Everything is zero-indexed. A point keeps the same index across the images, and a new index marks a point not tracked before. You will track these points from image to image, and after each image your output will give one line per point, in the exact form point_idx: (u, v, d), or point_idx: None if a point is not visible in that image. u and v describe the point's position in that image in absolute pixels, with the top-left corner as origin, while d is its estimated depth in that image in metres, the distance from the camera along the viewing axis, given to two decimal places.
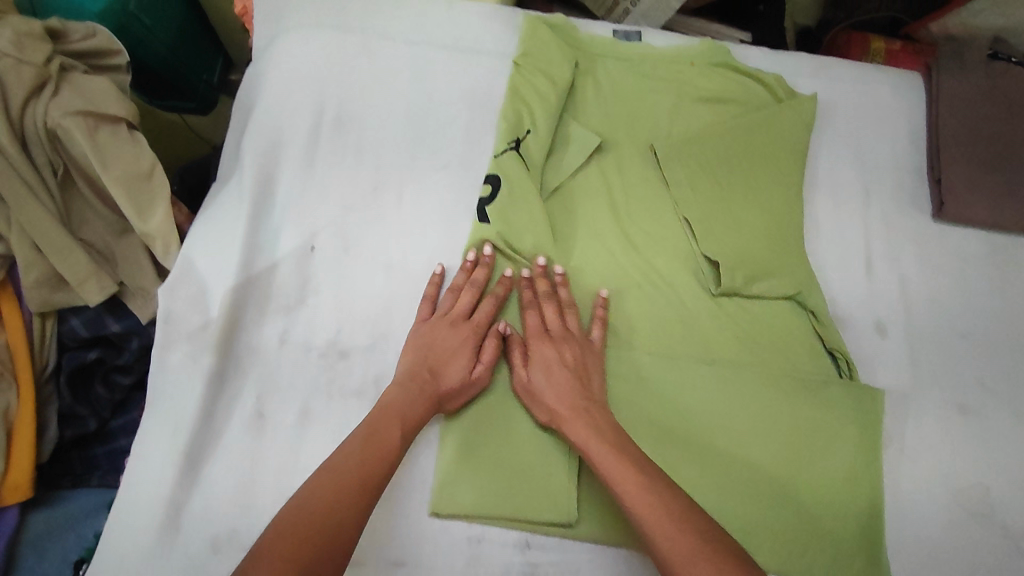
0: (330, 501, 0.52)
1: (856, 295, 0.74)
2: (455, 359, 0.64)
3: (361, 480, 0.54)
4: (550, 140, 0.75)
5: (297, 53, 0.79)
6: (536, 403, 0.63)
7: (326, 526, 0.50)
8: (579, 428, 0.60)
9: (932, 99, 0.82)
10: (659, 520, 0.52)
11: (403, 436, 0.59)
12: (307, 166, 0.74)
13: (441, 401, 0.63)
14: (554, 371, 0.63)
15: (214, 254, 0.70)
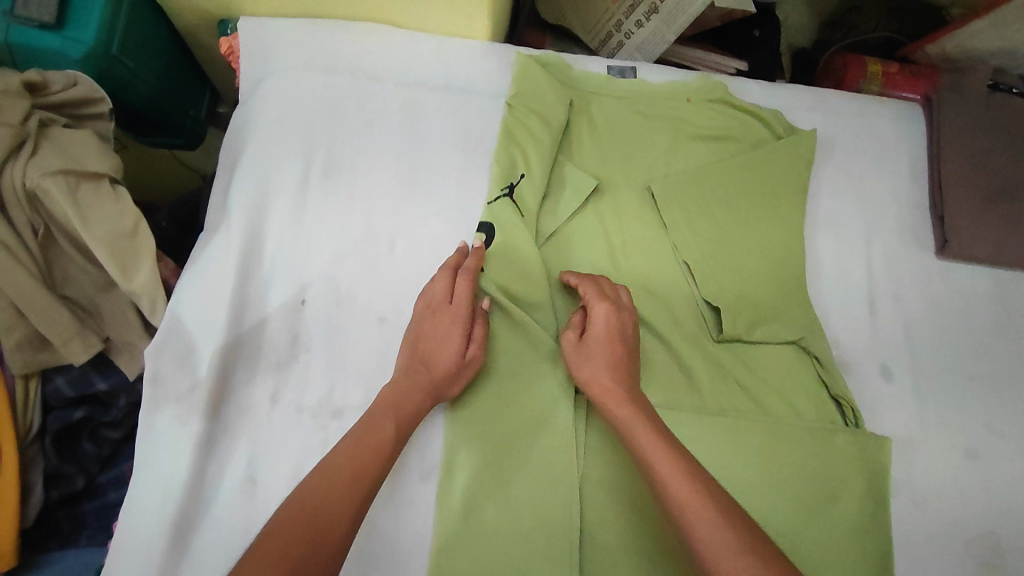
0: (324, 500, 0.51)
1: (859, 337, 0.73)
2: (446, 345, 0.63)
3: (353, 473, 0.54)
4: (545, 185, 0.73)
5: (284, 97, 0.77)
6: (583, 365, 0.63)
7: (319, 525, 0.50)
8: (625, 405, 0.59)
9: (933, 132, 0.80)
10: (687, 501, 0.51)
11: (396, 427, 0.58)
12: (297, 215, 0.73)
13: (440, 391, 0.63)
14: (609, 337, 0.63)
15: (203, 312, 0.68)
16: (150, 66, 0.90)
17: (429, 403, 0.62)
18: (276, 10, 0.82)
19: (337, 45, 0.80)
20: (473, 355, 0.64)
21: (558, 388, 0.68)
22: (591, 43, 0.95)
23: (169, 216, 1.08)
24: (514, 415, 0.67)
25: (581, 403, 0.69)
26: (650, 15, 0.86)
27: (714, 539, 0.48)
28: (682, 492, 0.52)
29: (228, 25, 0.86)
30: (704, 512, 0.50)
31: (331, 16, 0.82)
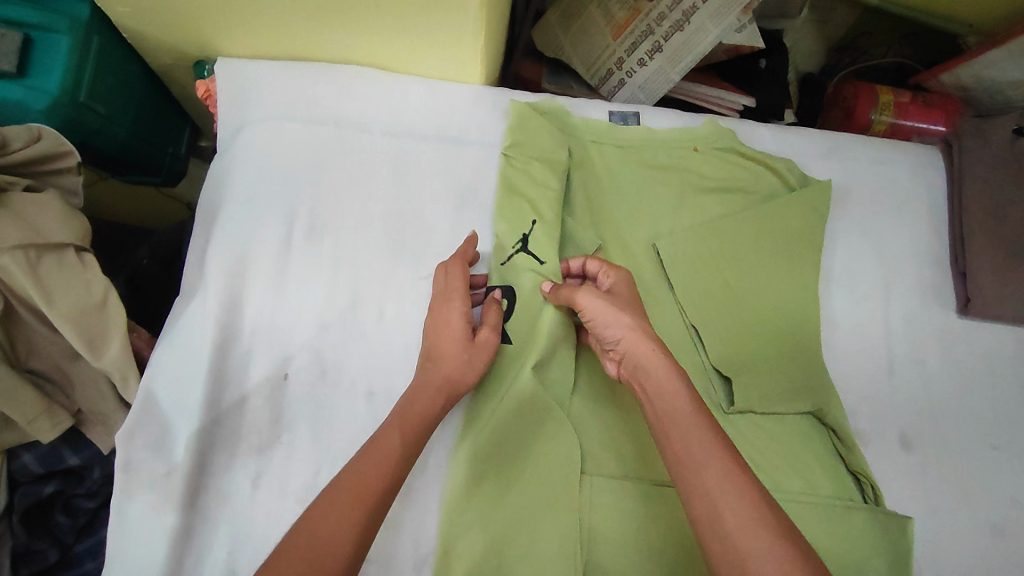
0: (325, 522, 0.49)
1: (880, 405, 0.69)
2: (452, 339, 0.61)
3: (355, 494, 0.51)
4: (557, 241, 0.68)
5: (265, 148, 0.72)
6: (619, 312, 0.60)
7: (322, 548, 0.48)
8: (664, 377, 0.56)
9: (954, 181, 0.76)
10: (719, 487, 0.48)
11: (402, 439, 0.55)
12: (280, 280, 0.68)
13: (453, 382, 0.59)
14: (628, 300, 0.62)
15: (179, 389, 0.64)
16: (123, 106, 0.85)
17: (443, 402, 0.59)
18: (256, 52, 0.77)
19: (320, 91, 0.75)
20: (485, 343, 0.62)
21: (559, 477, 0.62)
22: (591, 80, 0.90)
23: (150, 253, 1.02)
24: (513, 502, 0.62)
25: (587, 488, 0.63)
26: (654, 54, 0.83)
27: (744, 528, 0.46)
28: (714, 478, 0.49)
29: (206, 66, 0.82)
30: (734, 502, 0.48)
31: (316, 58, 0.77)
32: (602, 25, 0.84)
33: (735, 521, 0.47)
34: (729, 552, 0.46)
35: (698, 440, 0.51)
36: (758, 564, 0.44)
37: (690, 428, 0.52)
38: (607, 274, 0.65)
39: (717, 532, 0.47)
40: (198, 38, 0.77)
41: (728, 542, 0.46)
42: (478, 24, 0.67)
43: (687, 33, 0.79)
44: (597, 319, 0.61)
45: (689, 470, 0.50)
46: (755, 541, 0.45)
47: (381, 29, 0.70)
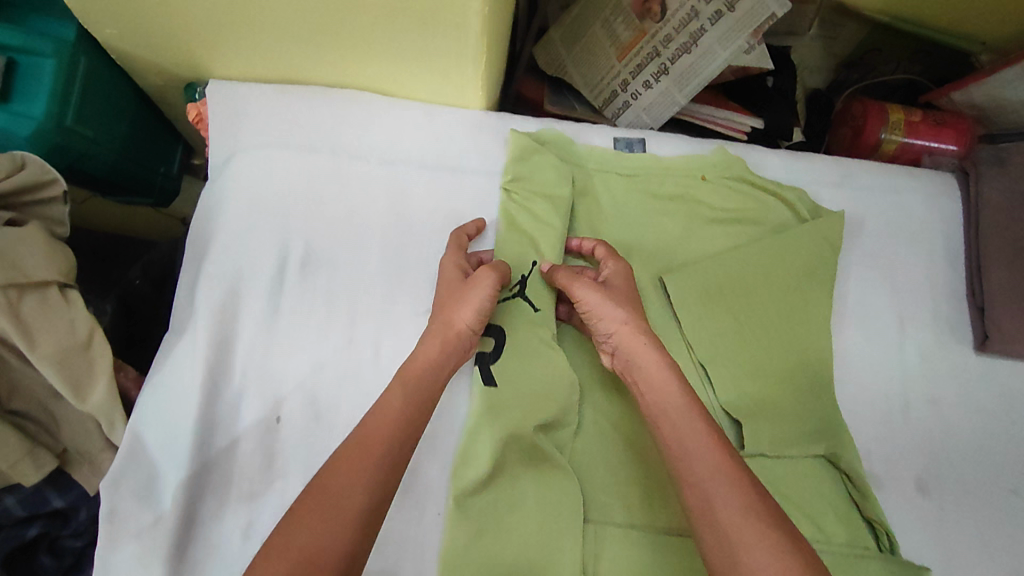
0: (336, 476, 0.48)
1: (895, 447, 0.66)
2: (448, 286, 0.63)
3: (359, 448, 0.50)
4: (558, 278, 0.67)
5: (259, 178, 0.69)
6: (615, 304, 0.60)
7: (330, 506, 0.47)
8: (657, 370, 0.56)
9: (972, 210, 0.73)
10: (710, 478, 0.48)
11: (405, 392, 0.55)
12: (272, 317, 0.65)
13: (448, 322, 0.60)
14: (624, 292, 0.62)
15: (168, 433, 0.61)
16: (112, 127, 0.83)
17: (441, 342, 0.59)
18: (248, 75, 0.75)
19: (315, 117, 0.72)
20: (479, 279, 0.61)
21: (561, 528, 0.59)
22: (593, 101, 0.87)
23: (142, 273, 0.99)
24: (515, 555, 0.59)
25: (592, 537, 0.61)
26: (660, 77, 0.80)
27: (736, 518, 0.46)
28: (705, 467, 0.49)
29: (196, 88, 0.79)
30: (726, 492, 0.47)
31: (310, 82, 0.75)
32: (606, 45, 0.82)
33: (727, 511, 0.46)
34: (720, 541, 0.45)
35: (688, 431, 0.52)
36: (747, 553, 0.44)
37: (682, 423, 0.52)
38: (607, 262, 0.65)
39: (709, 522, 0.47)
40: (189, 61, 0.74)
41: (719, 531, 0.46)
42: (478, 49, 0.65)
43: (694, 56, 0.77)
44: (591, 312, 0.61)
45: (680, 463, 0.50)
46: (747, 530, 0.45)
47: (378, 52, 0.68)
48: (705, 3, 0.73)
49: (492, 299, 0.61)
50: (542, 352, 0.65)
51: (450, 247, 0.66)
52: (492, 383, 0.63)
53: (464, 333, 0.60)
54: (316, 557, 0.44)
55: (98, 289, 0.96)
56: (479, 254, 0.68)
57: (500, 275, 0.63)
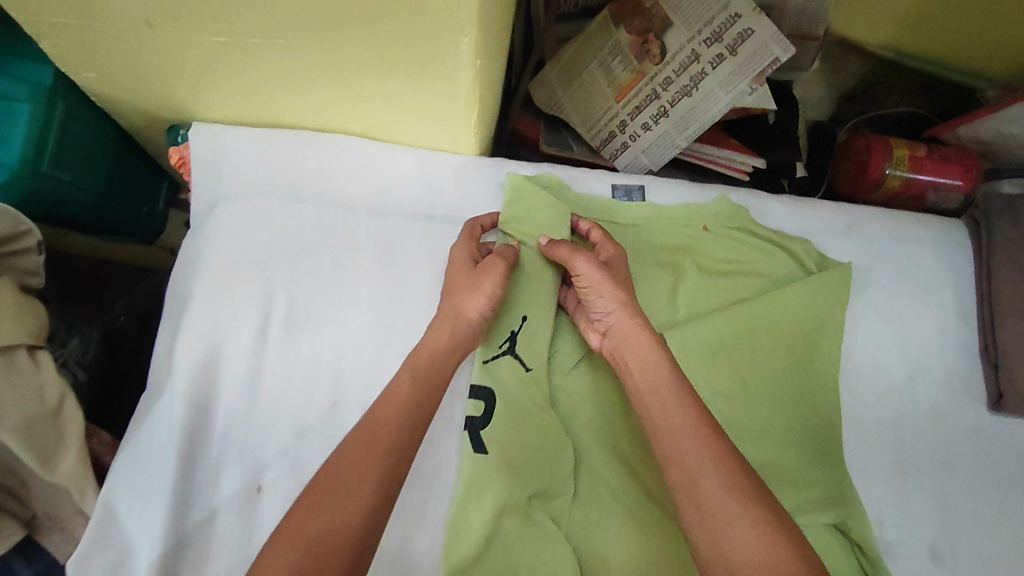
0: (345, 464, 0.49)
1: (909, 513, 0.63)
2: (457, 273, 0.62)
3: (367, 437, 0.51)
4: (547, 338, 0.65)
5: (241, 229, 0.66)
6: (613, 287, 0.60)
7: (342, 493, 0.48)
8: (648, 352, 0.57)
9: (983, 262, 0.70)
10: (694, 455, 0.49)
11: (414, 383, 0.55)
12: (254, 378, 0.62)
13: (457, 309, 0.60)
14: (620, 276, 0.63)
15: (143, 504, 0.58)
16: (92, 169, 0.80)
17: (450, 330, 0.59)
18: (233, 119, 0.72)
19: (301, 164, 0.69)
20: (491, 267, 0.61)
21: None
22: (591, 141, 0.84)
23: (128, 309, 0.94)
24: None
25: None
26: (659, 119, 0.77)
27: (718, 494, 0.47)
28: (690, 445, 0.50)
29: (179, 131, 0.76)
30: (710, 469, 0.48)
31: (296, 126, 0.72)
32: (604, 86, 0.79)
33: (710, 486, 0.48)
34: (703, 516, 0.47)
35: (677, 410, 0.52)
36: (730, 528, 0.46)
37: (669, 401, 0.52)
38: (604, 247, 0.65)
39: (692, 497, 0.48)
40: (170, 104, 0.71)
41: (702, 507, 0.47)
42: (471, 98, 0.62)
43: (694, 99, 0.75)
44: (591, 289, 0.61)
45: (666, 441, 0.51)
46: (729, 506, 0.47)
47: (366, 99, 0.65)
48: (705, 46, 0.72)
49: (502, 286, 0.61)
50: (536, 415, 0.62)
51: (461, 236, 0.65)
52: (483, 451, 0.60)
53: (474, 321, 0.60)
54: (329, 544, 0.46)
55: (83, 318, 0.91)
56: (489, 246, 0.67)
57: (509, 264, 0.63)
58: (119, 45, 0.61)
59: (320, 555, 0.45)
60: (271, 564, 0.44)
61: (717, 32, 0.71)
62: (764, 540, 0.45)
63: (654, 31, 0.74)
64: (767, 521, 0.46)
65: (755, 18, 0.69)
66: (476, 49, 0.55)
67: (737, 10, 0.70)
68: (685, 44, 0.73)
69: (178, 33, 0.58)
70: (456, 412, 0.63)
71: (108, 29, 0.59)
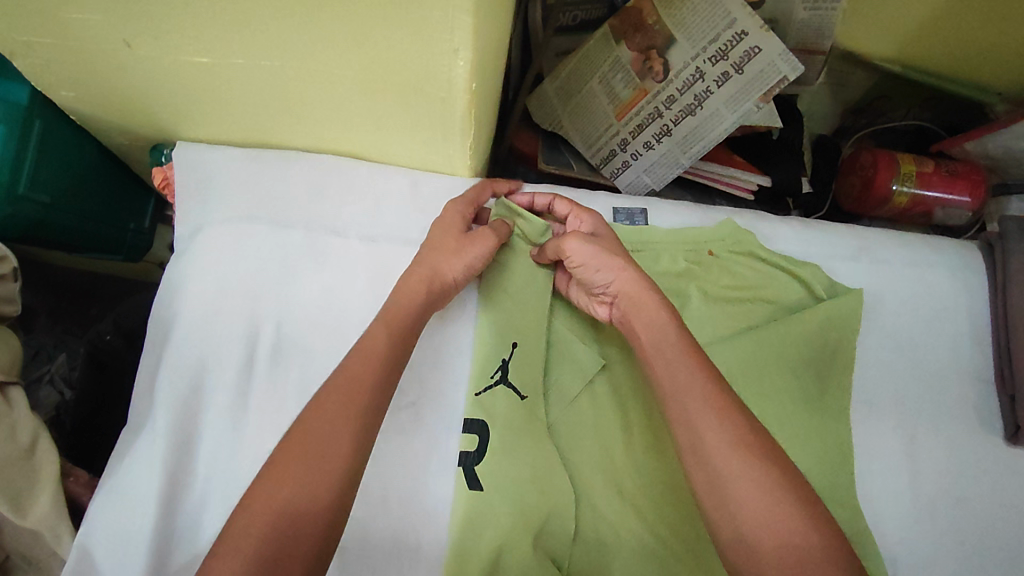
0: (321, 418, 0.47)
1: (925, 553, 0.61)
2: (445, 232, 0.60)
3: (344, 390, 0.48)
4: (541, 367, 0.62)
5: (227, 255, 0.64)
6: (610, 256, 0.57)
7: (318, 450, 0.45)
8: (652, 313, 0.54)
9: (1000, 289, 0.68)
10: (699, 413, 0.46)
11: (390, 336, 0.53)
12: (240, 414, 0.59)
13: (439, 272, 0.58)
14: (612, 243, 0.60)
15: (121, 550, 0.55)
16: (74, 189, 0.77)
17: (428, 291, 0.57)
18: (219, 138, 0.69)
19: (289, 186, 0.67)
20: (482, 239, 0.60)
21: None
22: (591, 158, 0.82)
23: (114, 326, 0.91)
24: None
25: None
26: (662, 137, 0.75)
27: (725, 452, 0.44)
28: (694, 402, 0.47)
29: (162, 150, 0.73)
30: (716, 427, 0.46)
31: (285, 146, 0.69)
32: (604, 103, 0.77)
33: (716, 445, 0.45)
34: (710, 478, 0.44)
35: (682, 366, 0.50)
36: (736, 488, 0.43)
37: (675, 359, 0.50)
38: (580, 218, 0.63)
39: (699, 456, 0.46)
40: (153, 123, 0.68)
41: (710, 467, 0.44)
42: (466, 120, 0.59)
43: (699, 118, 0.72)
44: (586, 266, 0.58)
45: (674, 401, 0.48)
46: (738, 466, 0.44)
47: (359, 118, 0.62)
48: (710, 64, 0.69)
49: (486, 258, 0.61)
50: (534, 447, 0.59)
51: (459, 200, 0.63)
52: (479, 489, 0.57)
53: (449, 284, 0.59)
54: (303, 508, 0.43)
55: (72, 331, 0.91)
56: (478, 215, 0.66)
57: (500, 241, 0.62)
58: (97, 64, 0.58)
59: (296, 516, 0.43)
60: (235, 532, 0.42)
61: (722, 49, 0.68)
62: (771, 499, 0.42)
63: (657, 47, 0.71)
64: (776, 483, 0.43)
65: (763, 35, 0.66)
66: (472, 71, 0.52)
67: (743, 26, 0.67)
68: (689, 62, 0.70)
69: (157, 53, 0.55)
70: (450, 444, 0.60)
71: (85, 48, 0.56)
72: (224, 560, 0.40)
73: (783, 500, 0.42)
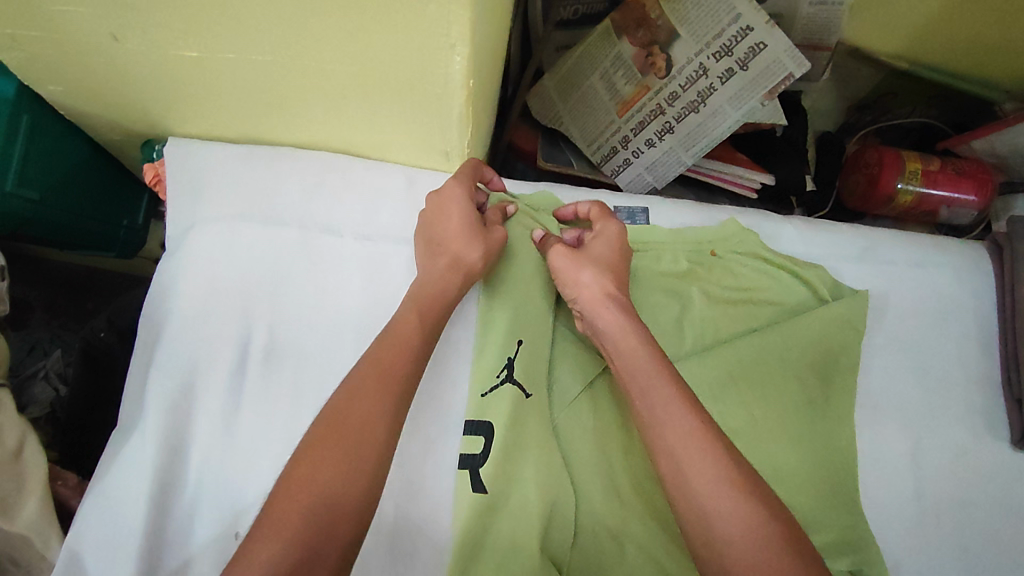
0: (355, 407, 0.47)
1: (927, 559, 0.60)
2: (461, 217, 0.58)
3: (378, 379, 0.49)
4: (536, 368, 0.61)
5: (219, 254, 0.62)
6: (582, 269, 0.57)
7: (358, 440, 0.46)
8: (620, 335, 0.53)
9: (1008, 291, 0.67)
10: (682, 447, 0.46)
11: (420, 320, 0.54)
12: (232, 416, 0.58)
13: (464, 263, 0.58)
14: (602, 258, 0.59)
15: (110, 554, 0.54)
16: (64, 186, 0.76)
17: (459, 281, 0.58)
18: (211, 135, 0.67)
19: (283, 183, 0.65)
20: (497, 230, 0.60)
21: None
22: (591, 156, 0.80)
23: (109, 324, 0.90)
24: None
25: None
26: (664, 135, 0.74)
27: (712, 489, 0.44)
28: (676, 438, 0.47)
29: (153, 147, 0.71)
30: (699, 462, 0.45)
31: (280, 143, 0.68)
32: (606, 100, 0.75)
33: (701, 482, 0.45)
34: (694, 512, 0.44)
35: (658, 394, 0.49)
36: (722, 526, 0.43)
37: (652, 386, 0.49)
38: (597, 222, 0.62)
39: (685, 493, 0.45)
40: (144, 119, 0.67)
41: (696, 506, 0.44)
42: (463, 118, 0.58)
43: (702, 116, 0.71)
44: (560, 279, 0.59)
45: (653, 429, 0.48)
46: (723, 501, 0.44)
47: (356, 116, 0.61)
48: (714, 60, 0.68)
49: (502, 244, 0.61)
50: (531, 451, 0.57)
51: (462, 179, 0.61)
52: (474, 493, 0.56)
53: (472, 271, 0.58)
54: (342, 498, 0.44)
55: (70, 329, 0.93)
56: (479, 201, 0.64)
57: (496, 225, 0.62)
58: (85, 60, 0.57)
59: (331, 510, 0.43)
60: (263, 534, 0.42)
61: (728, 45, 0.67)
62: (756, 540, 0.42)
63: (659, 43, 0.70)
64: (763, 522, 0.43)
65: (768, 31, 0.64)
66: (469, 68, 0.51)
67: (748, 22, 0.65)
68: (693, 58, 0.69)
69: (146, 47, 0.54)
70: (446, 449, 0.59)
71: (71, 43, 0.55)
72: (263, 549, 0.41)
73: (770, 540, 0.42)
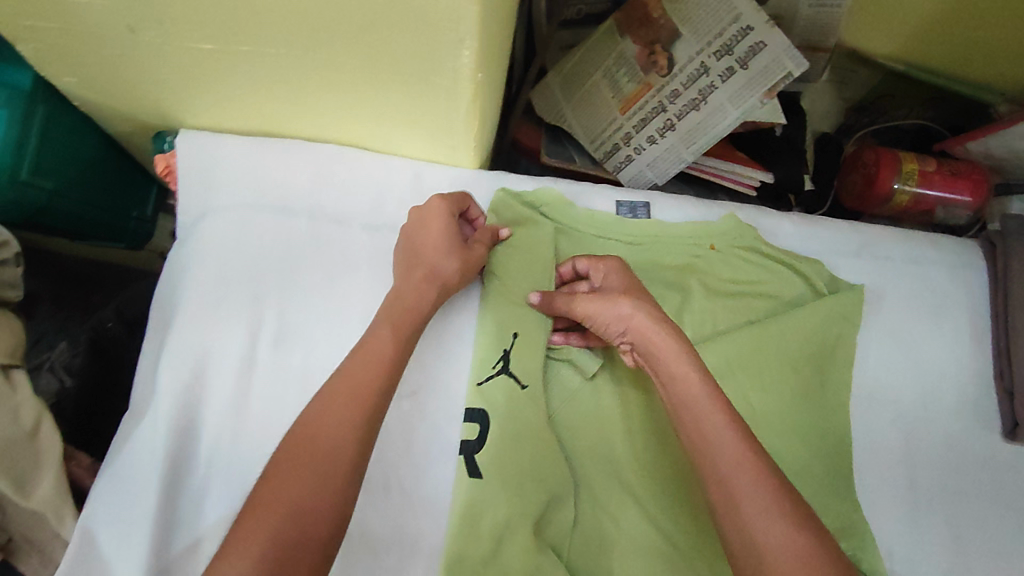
0: (325, 423, 0.47)
1: (919, 545, 0.61)
2: (440, 233, 0.60)
3: (349, 394, 0.49)
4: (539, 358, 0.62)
5: (229, 243, 0.64)
6: (620, 300, 0.57)
7: (325, 457, 0.46)
8: (670, 363, 0.52)
9: (1000, 287, 0.69)
10: (732, 474, 0.45)
11: (394, 333, 0.54)
12: (242, 400, 0.59)
13: (440, 278, 0.59)
14: (639, 291, 0.58)
15: (123, 532, 0.55)
16: (75, 176, 0.77)
17: (434, 292, 0.58)
18: (222, 127, 0.69)
19: (293, 174, 0.67)
20: (475, 251, 0.61)
21: None
22: (593, 152, 0.82)
23: (116, 314, 0.91)
24: None
25: None
26: (666, 132, 0.75)
27: (764, 518, 0.44)
28: (728, 466, 0.46)
29: (165, 138, 0.73)
30: (752, 491, 0.44)
31: (290, 136, 0.69)
32: (609, 97, 0.77)
33: (752, 513, 0.44)
34: (745, 542, 0.43)
35: (710, 423, 0.48)
36: (775, 557, 0.42)
37: (703, 416, 0.49)
38: (598, 268, 0.62)
39: (736, 524, 0.45)
40: (156, 111, 0.68)
41: (746, 536, 0.43)
42: (470, 111, 0.59)
43: (702, 113, 0.72)
44: (597, 317, 0.58)
45: (703, 457, 0.47)
46: (775, 531, 0.43)
47: (364, 109, 0.62)
48: (715, 59, 0.69)
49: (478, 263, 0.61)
50: (533, 438, 0.59)
51: (448, 198, 0.62)
52: (478, 476, 0.57)
53: (448, 284, 0.59)
54: (309, 516, 0.43)
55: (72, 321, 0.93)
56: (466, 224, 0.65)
57: (484, 245, 0.62)
58: (102, 51, 0.58)
59: (298, 528, 0.43)
60: (236, 548, 0.41)
61: (728, 44, 0.68)
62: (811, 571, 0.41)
63: (661, 42, 0.72)
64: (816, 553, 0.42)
65: (768, 31, 0.66)
66: (477, 61, 0.52)
67: (749, 22, 0.67)
68: (694, 56, 0.70)
69: (162, 39, 0.55)
70: (451, 435, 0.60)
71: (90, 35, 0.56)
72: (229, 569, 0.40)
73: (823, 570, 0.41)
